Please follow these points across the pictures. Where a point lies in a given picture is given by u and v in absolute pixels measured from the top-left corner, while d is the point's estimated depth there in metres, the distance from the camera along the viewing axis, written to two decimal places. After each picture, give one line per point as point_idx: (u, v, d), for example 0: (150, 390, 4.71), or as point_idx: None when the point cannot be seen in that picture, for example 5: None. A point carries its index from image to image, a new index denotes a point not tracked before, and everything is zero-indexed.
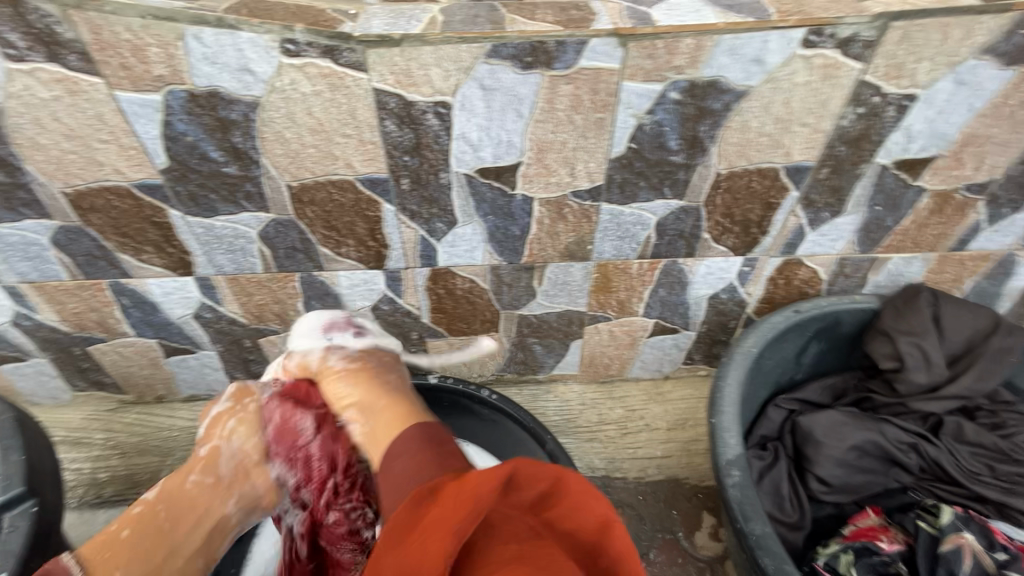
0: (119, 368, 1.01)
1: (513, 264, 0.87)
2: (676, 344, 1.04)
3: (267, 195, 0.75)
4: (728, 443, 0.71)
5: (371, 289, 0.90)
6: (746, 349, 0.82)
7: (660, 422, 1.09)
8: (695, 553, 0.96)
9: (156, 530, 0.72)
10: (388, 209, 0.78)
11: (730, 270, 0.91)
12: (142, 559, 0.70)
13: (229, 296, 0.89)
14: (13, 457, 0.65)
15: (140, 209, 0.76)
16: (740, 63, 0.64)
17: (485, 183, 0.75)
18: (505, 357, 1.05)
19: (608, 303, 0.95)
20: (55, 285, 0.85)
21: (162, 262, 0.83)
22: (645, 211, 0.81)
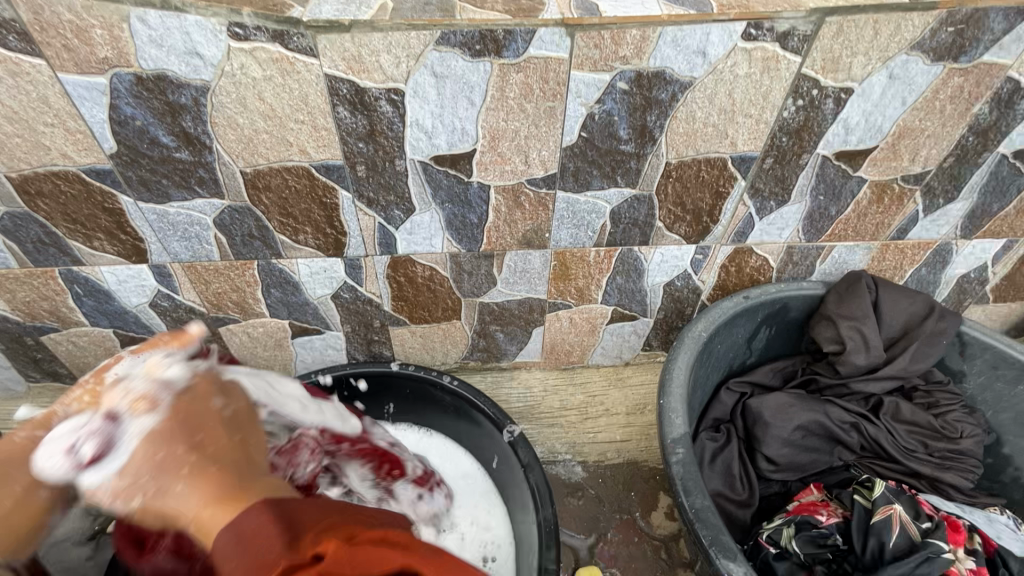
0: (74, 359, 0.99)
1: (472, 251, 0.89)
2: (635, 330, 1.07)
3: (221, 181, 0.75)
4: (674, 423, 0.74)
5: (330, 276, 0.90)
6: (695, 334, 0.85)
7: (619, 407, 1.11)
8: (651, 532, 1.01)
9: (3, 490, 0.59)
10: (344, 196, 0.78)
11: (683, 257, 0.94)
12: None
13: (186, 284, 0.88)
14: None
15: (90, 194, 0.75)
16: (684, 54, 0.67)
17: (441, 170, 0.76)
18: (468, 345, 1.06)
19: (568, 290, 0.97)
20: (3, 273, 0.84)
21: (115, 249, 0.82)
22: (599, 200, 0.83)
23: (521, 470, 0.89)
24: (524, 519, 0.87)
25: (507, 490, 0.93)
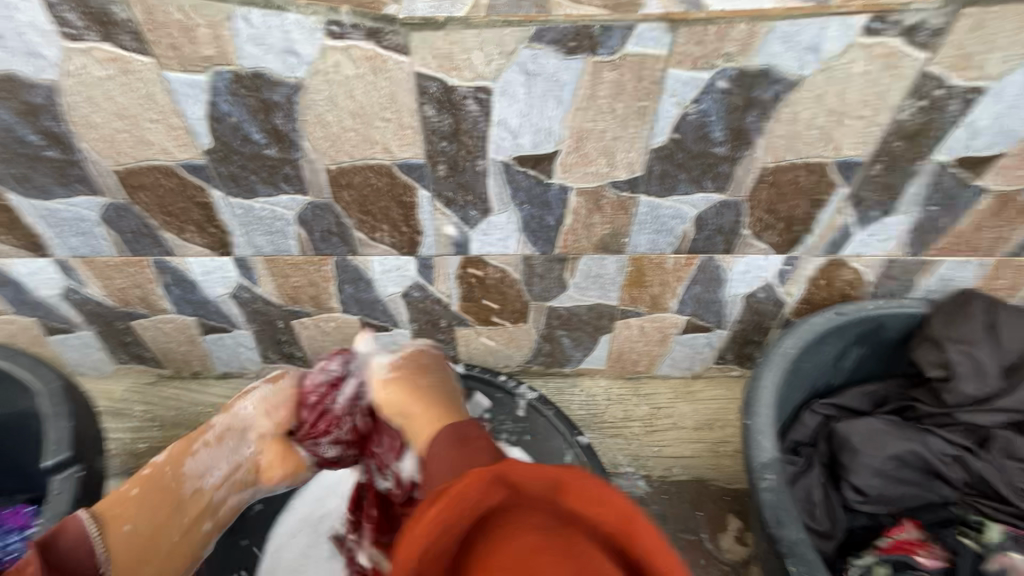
0: (158, 343, 1.04)
1: (545, 255, 0.86)
2: (708, 342, 1.02)
3: (306, 178, 0.76)
4: (762, 446, 0.69)
5: (402, 275, 0.90)
6: (784, 352, 0.79)
7: (688, 422, 1.07)
8: (718, 556, 0.94)
9: (163, 486, 0.70)
10: (423, 195, 0.78)
11: (769, 268, 0.88)
12: (150, 512, 0.68)
13: (266, 278, 0.90)
14: (62, 424, 0.67)
15: (185, 188, 0.77)
16: (795, 51, 0.62)
17: (522, 171, 0.75)
18: (533, 349, 1.04)
19: (641, 298, 0.93)
20: (103, 260, 0.88)
21: (203, 241, 0.85)
22: (684, 204, 0.79)
23: None
24: None
25: None
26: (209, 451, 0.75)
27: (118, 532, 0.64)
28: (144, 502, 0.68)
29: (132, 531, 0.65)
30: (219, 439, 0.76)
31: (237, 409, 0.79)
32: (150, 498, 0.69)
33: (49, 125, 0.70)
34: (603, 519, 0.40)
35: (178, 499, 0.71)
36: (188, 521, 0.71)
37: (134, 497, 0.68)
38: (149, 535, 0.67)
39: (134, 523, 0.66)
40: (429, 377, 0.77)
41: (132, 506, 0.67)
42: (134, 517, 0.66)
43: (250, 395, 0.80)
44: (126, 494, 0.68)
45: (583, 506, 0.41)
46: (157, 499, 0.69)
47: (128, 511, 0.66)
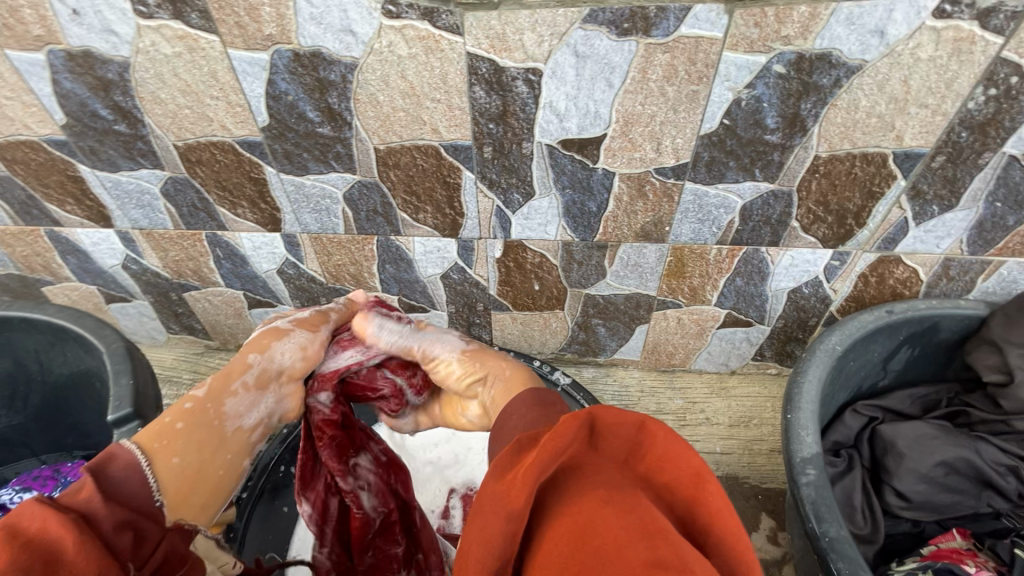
0: (208, 315, 1.08)
1: (585, 241, 0.86)
2: (748, 337, 1.00)
3: (355, 157, 0.78)
4: (805, 441, 0.67)
5: (442, 256, 0.91)
6: (830, 347, 0.77)
7: (722, 418, 1.05)
8: None
9: (209, 416, 0.52)
10: (468, 176, 0.78)
11: (817, 263, 0.86)
12: (197, 446, 0.50)
13: (312, 255, 0.93)
14: (123, 381, 0.69)
15: (241, 164, 0.80)
16: (858, 34, 0.60)
17: (567, 155, 0.75)
18: (567, 337, 1.04)
19: (680, 289, 0.92)
20: (161, 232, 0.93)
21: (255, 217, 0.88)
22: (731, 193, 0.77)
23: None
24: None
25: None
26: (243, 398, 0.55)
27: (167, 465, 0.48)
28: (191, 435, 0.51)
29: (184, 465, 0.49)
30: (259, 380, 0.57)
31: (272, 348, 0.60)
32: (195, 432, 0.51)
33: (119, 100, 0.74)
34: (673, 481, 0.39)
35: (223, 437, 0.53)
36: (233, 459, 0.53)
37: (180, 431, 0.50)
38: (197, 469, 0.49)
39: (185, 457, 0.49)
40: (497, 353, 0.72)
41: (181, 439, 0.50)
42: (184, 449, 0.49)
43: (286, 336, 0.62)
44: (168, 425, 0.50)
45: (659, 463, 0.40)
46: (204, 433, 0.51)
47: (176, 442, 0.49)
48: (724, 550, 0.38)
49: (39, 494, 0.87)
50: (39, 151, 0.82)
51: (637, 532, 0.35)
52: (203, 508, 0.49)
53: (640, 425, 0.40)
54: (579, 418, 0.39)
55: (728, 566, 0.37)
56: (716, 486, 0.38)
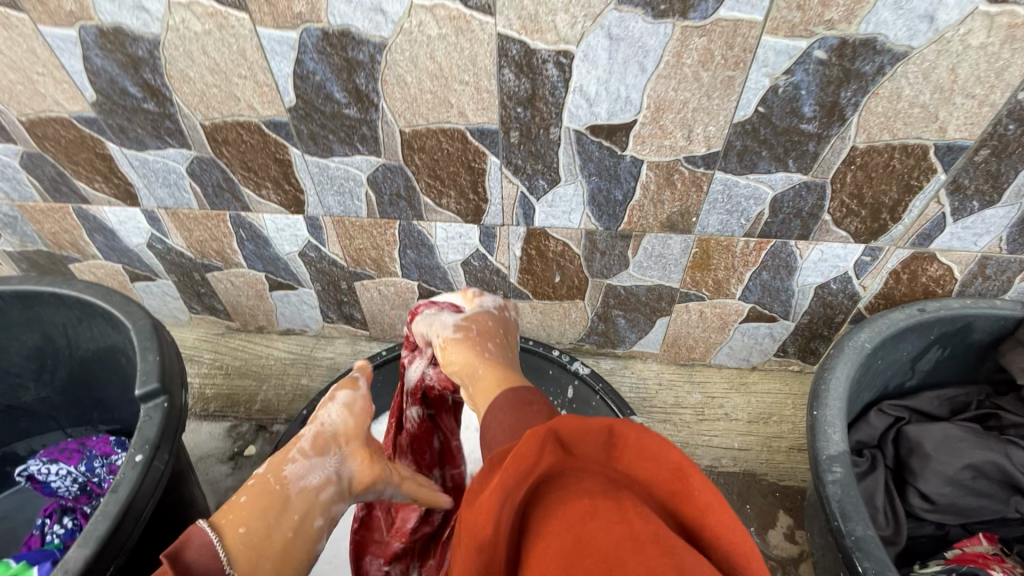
0: (229, 296, 1.09)
1: (609, 230, 0.85)
2: (771, 333, 0.99)
3: (380, 139, 0.77)
4: (831, 438, 0.65)
5: (464, 243, 0.91)
6: (858, 344, 0.75)
7: (741, 414, 1.04)
8: (766, 551, 0.91)
9: (267, 490, 0.61)
10: (493, 161, 0.78)
11: (847, 258, 0.84)
12: (261, 514, 0.59)
13: (334, 238, 0.93)
14: (150, 357, 0.69)
15: (266, 145, 0.80)
16: (906, 19, 0.57)
17: (595, 141, 0.73)
18: (587, 327, 1.04)
19: (704, 282, 0.91)
20: (186, 212, 0.93)
21: (279, 198, 0.88)
22: (762, 184, 0.75)
23: None
24: None
25: None
26: (310, 457, 0.65)
27: (234, 536, 0.57)
28: (253, 506, 0.59)
29: (247, 533, 0.57)
30: (316, 448, 0.65)
31: (320, 416, 0.69)
32: (257, 502, 0.60)
33: (149, 77, 0.74)
34: (656, 478, 0.37)
35: (283, 499, 0.61)
36: (299, 519, 0.61)
37: (243, 503, 0.60)
38: (263, 535, 0.58)
39: (250, 525, 0.58)
40: (493, 340, 0.73)
41: (245, 510, 0.59)
42: (248, 519, 0.58)
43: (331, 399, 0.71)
44: (236, 502, 0.60)
45: (637, 463, 0.38)
46: (268, 497, 0.61)
47: (242, 514, 0.59)
48: (722, 538, 0.35)
49: (65, 467, 0.89)
50: (69, 128, 0.82)
51: (629, 537, 0.33)
52: (277, 568, 0.58)
53: (608, 431, 0.39)
54: (537, 437, 0.38)
55: (734, 556, 0.35)
56: (699, 477, 0.36)
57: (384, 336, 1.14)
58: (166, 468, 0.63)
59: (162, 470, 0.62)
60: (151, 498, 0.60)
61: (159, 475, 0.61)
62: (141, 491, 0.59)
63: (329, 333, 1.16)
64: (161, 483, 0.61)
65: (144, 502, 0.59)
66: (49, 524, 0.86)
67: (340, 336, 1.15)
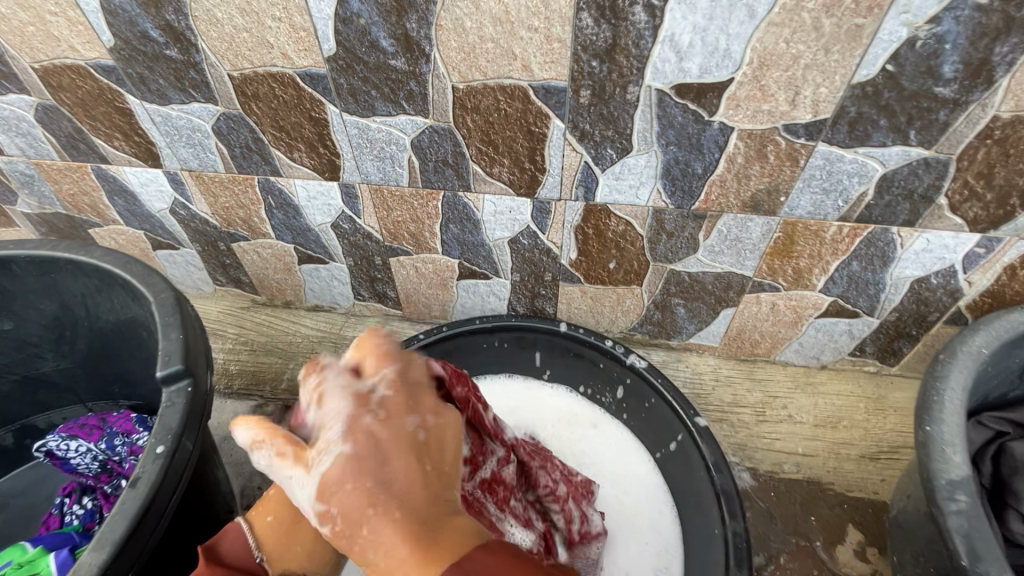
0: (256, 269, 1.03)
1: (681, 209, 0.75)
2: (849, 330, 0.89)
3: (429, 97, 0.68)
4: (952, 461, 0.56)
5: (514, 219, 0.82)
6: (974, 350, 0.65)
7: (806, 416, 0.94)
8: (834, 569, 0.81)
9: (295, 486, 0.59)
10: (556, 125, 0.68)
11: (956, 249, 0.73)
12: (290, 506, 0.59)
13: (370, 209, 0.85)
14: (172, 336, 0.61)
15: (301, 101, 0.72)
16: None
17: (679, 104, 0.63)
18: (641, 316, 0.94)
19: (782, 271, 0.80)
20: (211, 176, 0.86)
21: (312, 162, 0.80)
22: (872, 159, 0.64)
23: (703, 469, 0.75)
24: (702, 524, 0.74)
25: (681, 494, 0.79)
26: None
27: (264, 525, 0.58)
28: (281, 499, 0.59)
29: (276, 521, 0.58)
30: None
31: None
32: (287, 494, 0.59)
33: (172, 18, 0.65)
34: None
35: None
36: None
37: (273, 498, 0.60)
38: (292, 522, 0.59)
39: (276, 516, 0.58)
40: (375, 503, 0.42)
41: (273, 503, 0.59)
42: (274, 508, 0.59)
43: None
44: (267, 495, 0.61)
45: None
46: (294, 492, 0.59)
47: (270, 503, 0.60)
48: None
49: (85, 444, 0.84)
50: (85, 77, 0.74)
51: None
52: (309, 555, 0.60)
53: None
54: None
55: None
56: None
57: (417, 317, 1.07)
58: (190, 461, 0.56)
59: (187, 463, 0.55)
60: (173, 497, 0.53)
61: (182, 471, 0.54)
62: (162, 487, 0.52)
63: (359, 312, 1.09)
64: (183, 478, 0.55)
65: (166, 500, 0.53)
66: (68, 504, 0.82)
67: (371, 315, 1.08)
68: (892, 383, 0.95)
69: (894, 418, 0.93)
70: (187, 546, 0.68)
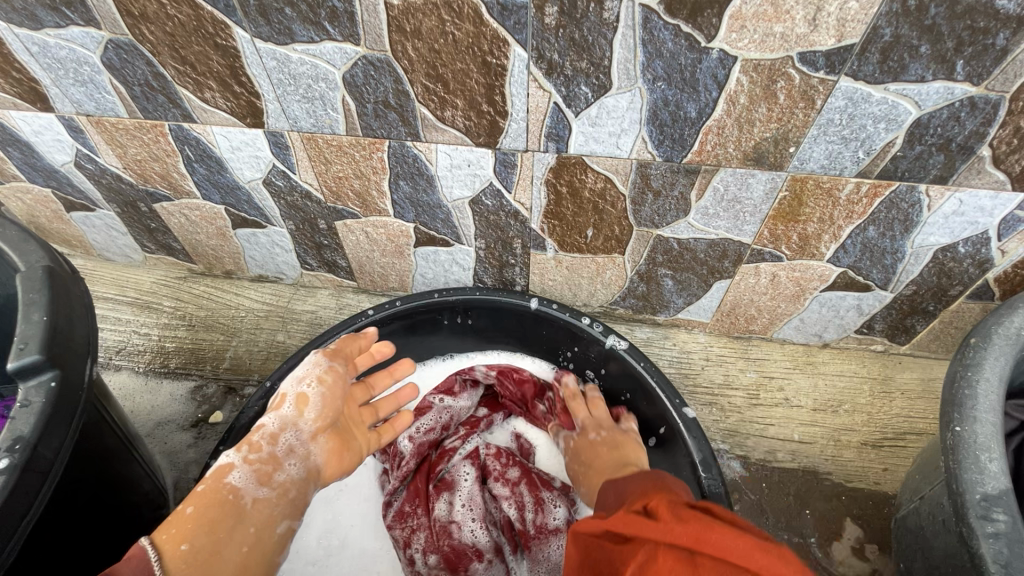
0: (186, 233, 0.90)
1: (669, 162, 0.63)
2: (858, 305, 0.78)
3: (357, 17, 0.54)
4: (987, 471, 0.47)
5: (474, 174, 0.69)
6: (1012, 333, 0.54)
7: (804, 400, 0.85)
8: (831, 570, 0.73)
9: (220, 501, 0.57)
10: (517, 55, 0.55)
11: (992, 213, 0.62)
12: (207, 531, 0.54)
13: (305, 163, 0.72)
14: (33, 317, 0.49)
15: (200, 23, 0.57)
16: None
17: (669, 26, 0.50)
18: (624, 288, 0.83)
19: (785, 237, 0.69)
20: (113, 121, 0.72)
21: (228, 105, 0.66)
22: (904, 98, 0.52)
23: (690, 465, 0.68)
24: None
25: None
26: (251, 472, 0.61)
27: (175, 555, 0.51)
28: (202, 519, 0.55)
29: (191, 550, 0.52)
30: (275, 438, 0.63)
31: (285, 394, 0.66)
32: (207, 515, 0.56)
33: None
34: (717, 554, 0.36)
35: (239, 513, 0.57)
36: (255, 532, 0.58)
37: (189, 516, 0.55)
38: (210, 553, 0.53)
39: (194, 543, 0.53)
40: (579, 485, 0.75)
41: (189, 525, 0.54)
42: (191, 533, 0.53)
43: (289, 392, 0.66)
44: (179, 513, 0.55)
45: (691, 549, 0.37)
46: (217, 512, 0.56)
47: (185, 530, 0.54)
48: None
49: None
50: None
51: None
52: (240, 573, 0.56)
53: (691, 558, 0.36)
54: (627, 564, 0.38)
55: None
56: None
57: (375, 289, 0.95)
58: (48, 475, 0.46)
59: (39, 482, 0.45)
60: (21, 523, 0.43)
61: (32, 492, 0.44)
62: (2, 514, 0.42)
63: (309, 283, 0.97)
64: (39, 496, 0.45)
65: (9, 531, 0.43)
66: None
67: (323, 287, 0.97)
68: (900, 364, 0.86)
69: (901, 402, 0.84)
70: (95, 545, 0.60)
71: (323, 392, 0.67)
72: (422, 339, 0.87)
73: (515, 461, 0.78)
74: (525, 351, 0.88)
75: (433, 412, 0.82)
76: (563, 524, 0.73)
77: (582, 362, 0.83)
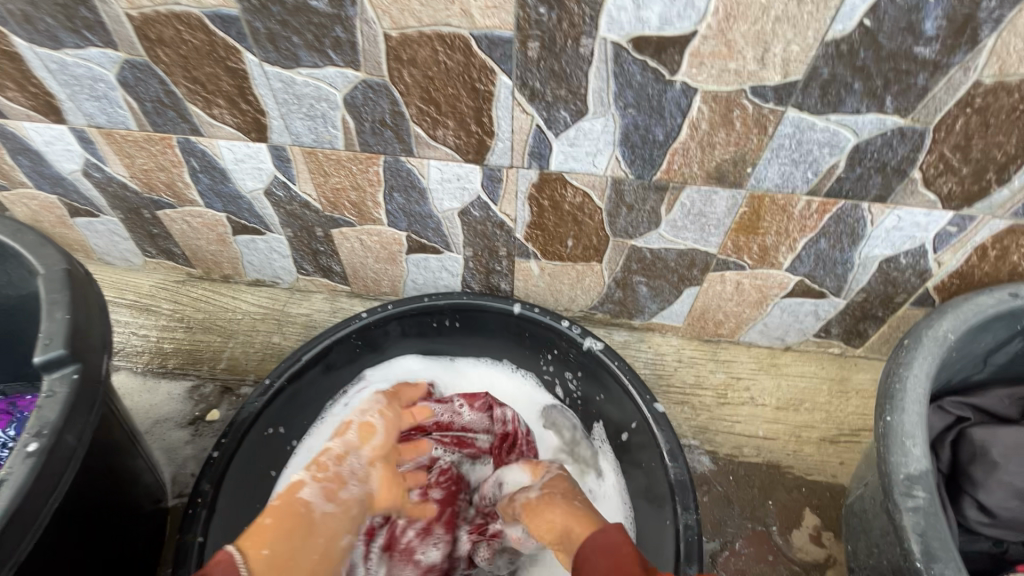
0: (187, 239, 0.94)
1: (641, 179, 0.69)
2: (815, 311, 0.85)
3: (359, 46, 0.60)
4: (911, 454, 0.54)
5: (463, 188, 0.75)
6: (939, 335, 0.61)
7: (768, 399, 0.92)
8: (789, 553, 0.80)
9: (294, 512, 0.60)
10: (503, 82, 0.61)
11: (926, 228, 0.69)
12: (286, 538, 0.58)
13: (305, 174, 0.77)
14: (56, 316, 0.54)
15: (213, 48, 0.63)
16: None
17: (638, 61, 0.56)
18: (602, 294, 0.89)
19: (747, 248, 0.76)
20: (124, 134, 0.76)
21: (235, 121, 0.71)
22: (844, 127, 0.59)
23: (659, 458, 0.73)
24: (656, 527, 0.73)
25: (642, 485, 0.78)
26: (320, 487, 0.64)
27: (258, 559, 0.55)
28: (280, 527, 0.58)
29: (270, 555, 0.56)
30: (340, 457, 0.68)
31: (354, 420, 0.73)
32: (283, 526, 0.59)
33: None
34: None
35: (309, 523, 0.61)
36: (325, 542, 0.61)
37: (266, 526, 0.58)
38: (286, 558, 0.57)
39: (274, 549, 0.56)
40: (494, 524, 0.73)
41: (269, 533, 0.57)
42: (272, 541, 0.57)
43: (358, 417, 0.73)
44: (260, 524, 0.58)
45: None
46: (293, 521, 0.59)
47: (266, 537, 0.57)
48: None
49: None
50: None
51: None
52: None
53: None
54: None
55: None
56: None
57: (367, 294, 1.00)
58: (73, 458, 0.50)
59: (65, 464, 0.49)
60: (50, 501, 0.48)
61: (60, 472, 0.49)
62: (33, 491, 0.47)
63: (304, 287, 1.01)
64: (65, 478, 0.49)
65: (39, 506, 0.47)
66: None
67: (317, 291, 1.01)
68: (855, 366, 0.93)
69: (856, 401, 0.91)
70: (102, 533, 0.64)
71: (382, 417, 0.74)
72: (412, 341, 0.92)
73: (448, 487, 0.83)
74: (508, 353, 0.93)
75: (447, 407, 0.88)
76: (429, 564, 0.77)
77: (561, 363, 0.88)
